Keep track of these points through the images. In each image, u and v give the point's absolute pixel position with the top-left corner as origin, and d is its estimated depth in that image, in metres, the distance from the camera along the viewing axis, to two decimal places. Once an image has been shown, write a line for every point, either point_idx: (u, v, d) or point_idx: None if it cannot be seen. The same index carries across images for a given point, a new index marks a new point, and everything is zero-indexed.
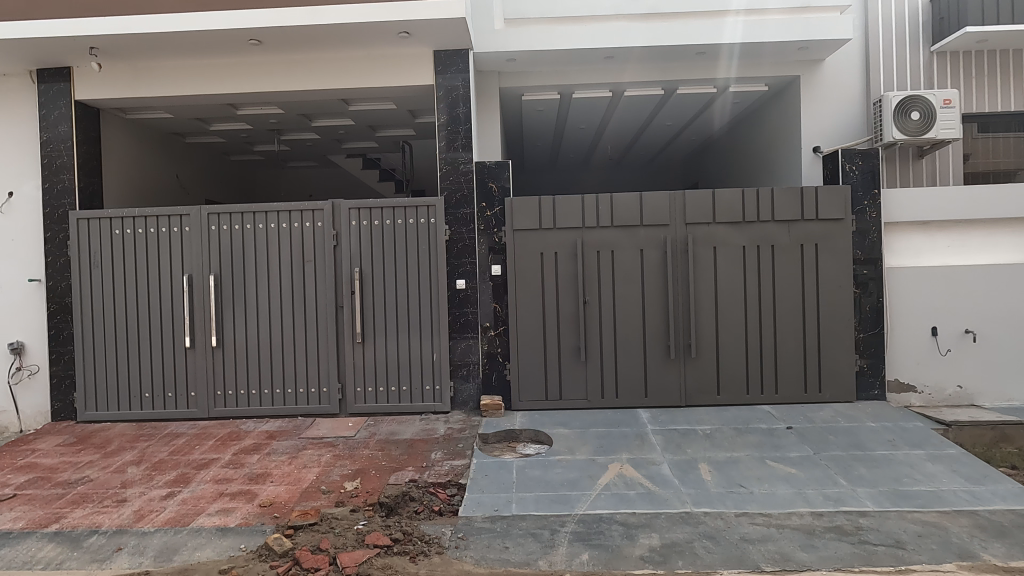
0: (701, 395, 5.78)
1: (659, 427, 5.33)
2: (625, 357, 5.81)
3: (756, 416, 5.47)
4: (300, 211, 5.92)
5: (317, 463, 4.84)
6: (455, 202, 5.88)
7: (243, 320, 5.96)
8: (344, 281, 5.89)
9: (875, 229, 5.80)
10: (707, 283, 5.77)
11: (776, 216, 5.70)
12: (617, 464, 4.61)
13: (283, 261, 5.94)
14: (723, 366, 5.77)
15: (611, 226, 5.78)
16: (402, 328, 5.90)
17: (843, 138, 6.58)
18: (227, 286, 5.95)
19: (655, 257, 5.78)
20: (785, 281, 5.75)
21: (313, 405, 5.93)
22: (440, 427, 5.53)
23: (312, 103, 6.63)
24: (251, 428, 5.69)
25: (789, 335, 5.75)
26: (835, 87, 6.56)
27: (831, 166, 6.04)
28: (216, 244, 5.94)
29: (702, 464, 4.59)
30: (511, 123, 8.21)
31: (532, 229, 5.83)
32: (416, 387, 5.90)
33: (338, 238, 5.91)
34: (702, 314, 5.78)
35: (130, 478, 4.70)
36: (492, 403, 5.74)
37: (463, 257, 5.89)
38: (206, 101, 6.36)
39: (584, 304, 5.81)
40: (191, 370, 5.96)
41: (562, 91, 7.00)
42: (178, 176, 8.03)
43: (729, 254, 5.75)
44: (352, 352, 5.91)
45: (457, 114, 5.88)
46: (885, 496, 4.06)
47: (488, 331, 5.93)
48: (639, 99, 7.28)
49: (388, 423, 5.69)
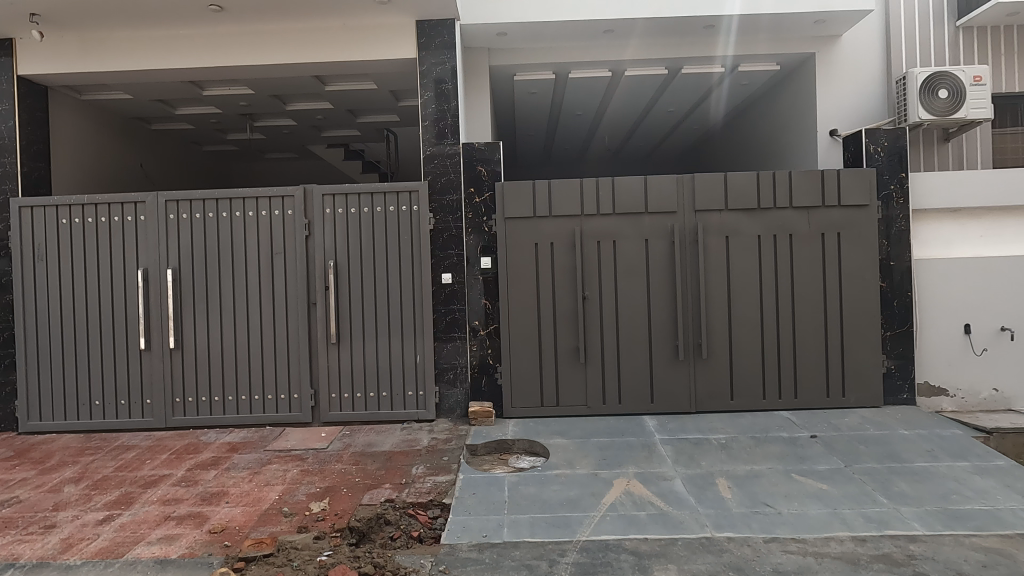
0: (713, 400, 5.23)
1: (668, 436, 4.77)
2: (629, 359, 5.25)
3: (775, 424, 4.92)
4: (269, 198, 5.34)
5: (282, 480, 4.25)
6: (439, 188, 5.33)
7: (205, 319, 5.36)
8: (317, 275, 5.30)
9: (902, 218, 5.28)
10: (718, 276, 5.22)
11: (795, 202, 5.17)
12: (623, 480, 4.05)
13: (249, 254, 5.35)
14: (736, 368, 5.22)
15: (612, 213, 5.23)
16: (381, 328, 5.32)
17: (862, 120, 6.06)
18: (187, 281, 5.36)
19: (661, 248, 5.23)
20: (805, 273, 5.21)
21: (282, 413, 5.34)
22: (423, 438, 4.94)
23: (284, 82, 6.06)
24: (212, 439, 5.09)
25: (809, 335, 5.21)
26: (853, 66, 6.07)
27: (852, 149, 5.53)
28: (175, 235, 5.35)
29: (720, 480, 4.03)
30: (502, 107, 7.67)
31: (525, 217, 5.26)
32: (397, 392, 5.33)
33: (311, 227, 5.33)
34: (714, 310, 5.23)
35: (65, 499, 4.09)
36: (481, 410, 5.16)
37: (448, 248, 5.32)
38: (166, 78, 5.77)
39: (584, 300, 5.25)
40: (146, 374, 5.36)
41: (557, 70, 6.47)
42: (143, 165, 7.46)
43: (743, 244, 5.21)
44: (326, 353, 5.32)
45: (442, 90, 5.33)
46: (935, 516, 3.51)
47: (478, 330, 5.36)
48: (640, 80, 6.75)
49: (365, 433, 5.10)
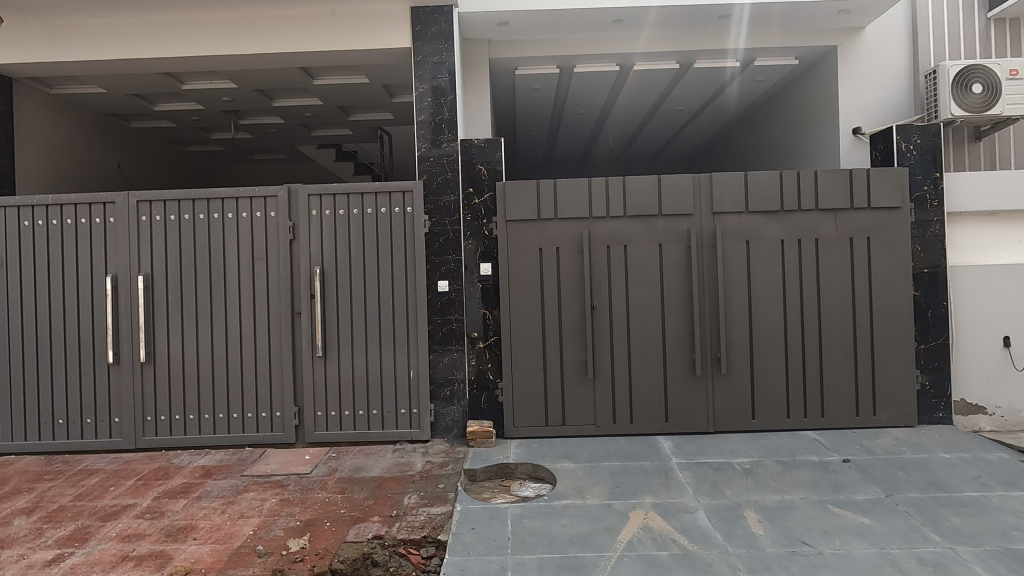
0: (733, 419, 4.80)
1: (686, 460, 4.34)
2: (641, 374, 4.82)
3: (802, 446, 4.50)
4: (250, 198, 4.91)
5: (258, 511, 3.80)
6: (436, 188, 4.92)
7: (180, 330, 4.92)
8: (302, 282, 4.87)
9: (937, 222, 4.88)
10: (738, 283, 4.81)
11: (821, 204, 4.76)
12: (640, 513, 3.61)
13: (228, 258, 4.92)
14: (758, 384, 4.80)
15: (623, 215, 4.81)
16: (372, 339, 4.89)
17: (887, 116, 5.67)
18: (160, 287, 4.92)
19: (676, 253, 4.81)
20: (832, 281, 4.80)
21: (264, 433, 4.89)
22: (417, 461, 4.50)
23: (268, 75, 5.63)
24: (185, 462, 4.64)
25: (837, 348, 4.79)
26: (877, 60, 5.69)
27: (881, 147, 5.14)
28: (147, 239, 4.91)
29: (748, 512, 3.59)
30: (502, 104, 7.27)
31: (528, 219, 4.84)
32: (388, 410, 4.88)
33: (296, 230, 4.90)
34: (733, 320, 4.81)
35: (13, 535, 3.62)
36: (480, 430, 4.72)
37: (445, 252, 4.91)
38: (140, 70, 5.33)
39: (592, 310, 4.82)
40: (115, 389, 4.91)
41: (561, 64, 6.07)
42: (121, 165, 7.05)
43: (766, 249, 4.80)
44: (311, 368, 4.88)
45: (438, 83, 4.92)
46: (998, 557, 3.06)
47: (477, 342, 4.93)
48: (650, 75, 6.35)
49: (353, 456, 4.65)
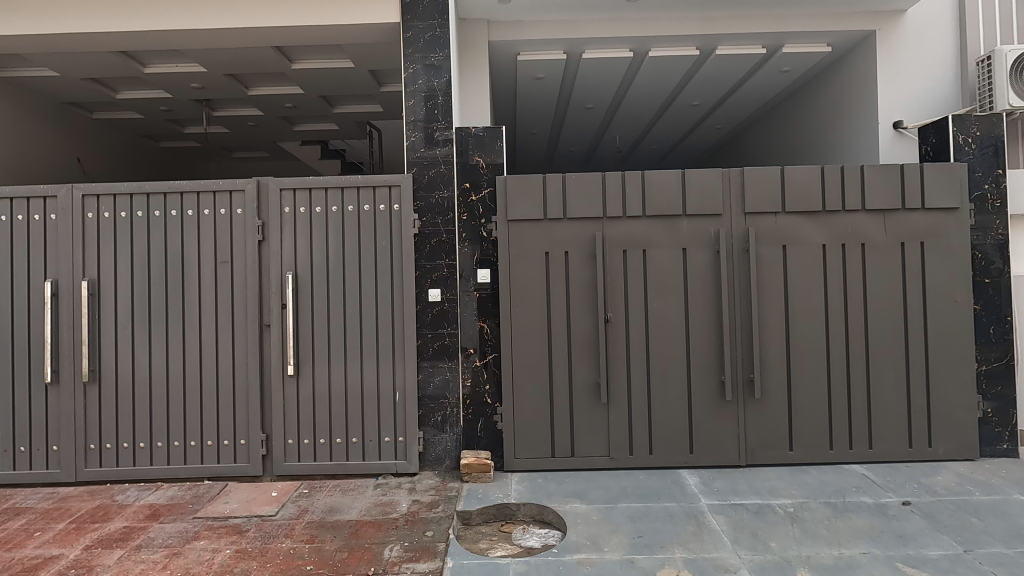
0: (767, 451, 4.17)
1: (717, 501, 3.70)
2: (663, 397, 4.18)
3: (851, 485, 3.86)
4: (213, 192, 4.27)
5: (205, 567, 3.11)
6: (426, 184, 4.29)
7: (130, 344, 4.26)
8: (272, 290, 4.23)
9: (999, 225, 4.28)
10: (773, 293, 4.19)
11: (868, 203, 4.15)
12: (671, 572, 2.93)
13: (187, 261, 4.27)
14: (796, 411, 4.17)
15: (642, 215, 4.19)
16: (351, 357, 4.23)
17: (932, 107, 5.06)
18: (109, 295, 4.27)
19: (701, 258, 4.19)
20: (880, 292, 4.19)
21: (226, 464, 4.24)
22: (401, 500, 3.83)
23: (240, 57, 5.00)
24: (131, 500, 3.97)
25: (888, 370, 4.17)
26: (921, 45, 5.09)
27: (932, 141, 4.54)
28: (94, 239, 4.26)
29: (803, 573, 2.92)
30: (502, 95, 6.67)
31: (532, 219, 4.22)
32: (371, 439, 4.23)
33: (266, 231, 4.27)
34: (768, 336, 4.19)
35: None
36: (476, 462, 4.06)
37: (436, 257, 4.27)
38: (91, 49, 4.68)
39: (606, 324, 4.19)
40: (54, 413, 4.25)
41: (569, 49, 5.46)
42: (80, 160, 6.42)
43: (805, 255, 4.18)
44: (282, 389, 4.23)
45: (430, 62, 4.30)
46: None
47: (472, 358, 4.30)
48: (666, 63, 5.75)
49: (329, 492, 4.00)
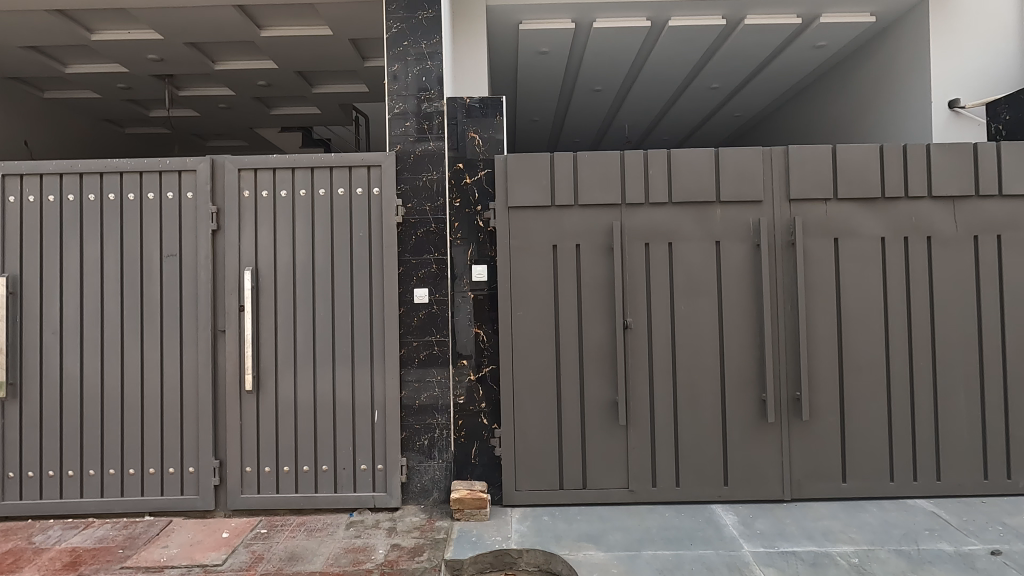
0: (817, 483, 3.50)
1: (763, 548, 3.02)
2: (692, 419, 3.52)
3: (923, 527, 3.19)
4: (159, 173, 3.60)
5: None
6: (412, 164, 3.61)
7: (57, 352, 3.58)
8: (229, 289, 3.55)
9: None
10: (824, 296, 3.53)
11: (936, 189, 3.49)
12: None
13: (127, 255, 3.59)
14: (851, 436, 3.50)
15: (667, 202, 3.53)
16: (322, 367, 3.56)
17: (991, 81, 4.37)
18: (34, 294, 3.59)
19: (738, 253, 3.53)
20: (950, 294, 3.53)
21: (171, 497, 3.55)
22: (378, 545, 3.15)
23: (200, 20, 4.35)
24: (51, 542, 3.27)
25: (958, 388, 3.51)
26: (982, 11, 4.40)
27: (1004, 117, 3.97)
28: (16, 228, 3.58)
29: None
30: (502, 72, 6.06)
31: (538, 207, 3.55)
32: (345, 466, 3.55)
33: (220, 219, 3.59)
34: (818, 346, 3.52)
35: None
36: (470, 497, 3.37)
37: (423, 249, 3.59)
38: (24, 8, 4.02)
39: (625, 330, 3.52)
40: None
41: (578, 16, 4.80)
42: (28, 143, 5.74)
43: (861, 250, 3.52)
44: (239, 406, 3.55)
45: (417, 20, 3.64)
46: None
47: (466, 370, 3.63)
48: (689, 35, 5.10)
49: (293, 533, 3.31)
